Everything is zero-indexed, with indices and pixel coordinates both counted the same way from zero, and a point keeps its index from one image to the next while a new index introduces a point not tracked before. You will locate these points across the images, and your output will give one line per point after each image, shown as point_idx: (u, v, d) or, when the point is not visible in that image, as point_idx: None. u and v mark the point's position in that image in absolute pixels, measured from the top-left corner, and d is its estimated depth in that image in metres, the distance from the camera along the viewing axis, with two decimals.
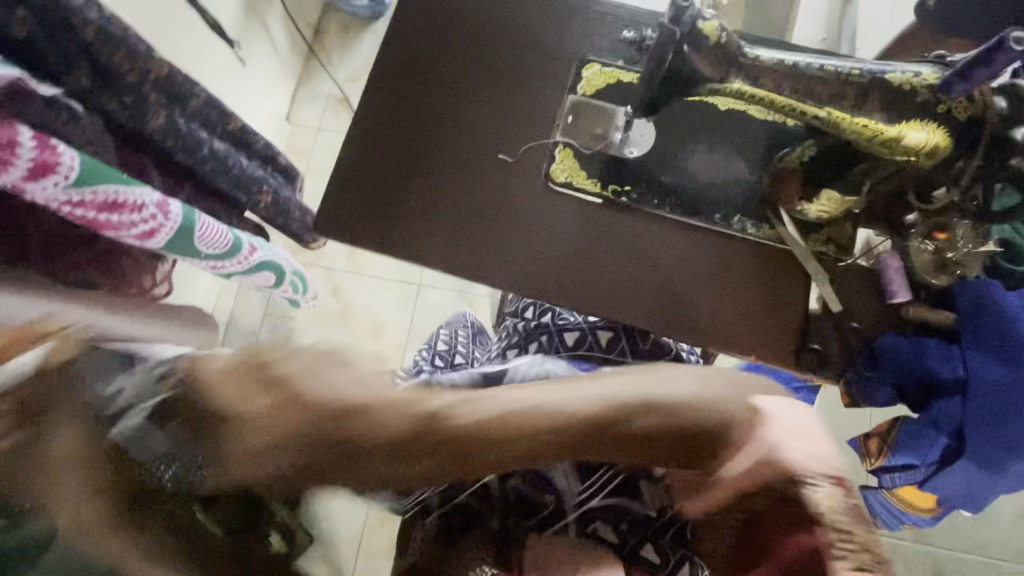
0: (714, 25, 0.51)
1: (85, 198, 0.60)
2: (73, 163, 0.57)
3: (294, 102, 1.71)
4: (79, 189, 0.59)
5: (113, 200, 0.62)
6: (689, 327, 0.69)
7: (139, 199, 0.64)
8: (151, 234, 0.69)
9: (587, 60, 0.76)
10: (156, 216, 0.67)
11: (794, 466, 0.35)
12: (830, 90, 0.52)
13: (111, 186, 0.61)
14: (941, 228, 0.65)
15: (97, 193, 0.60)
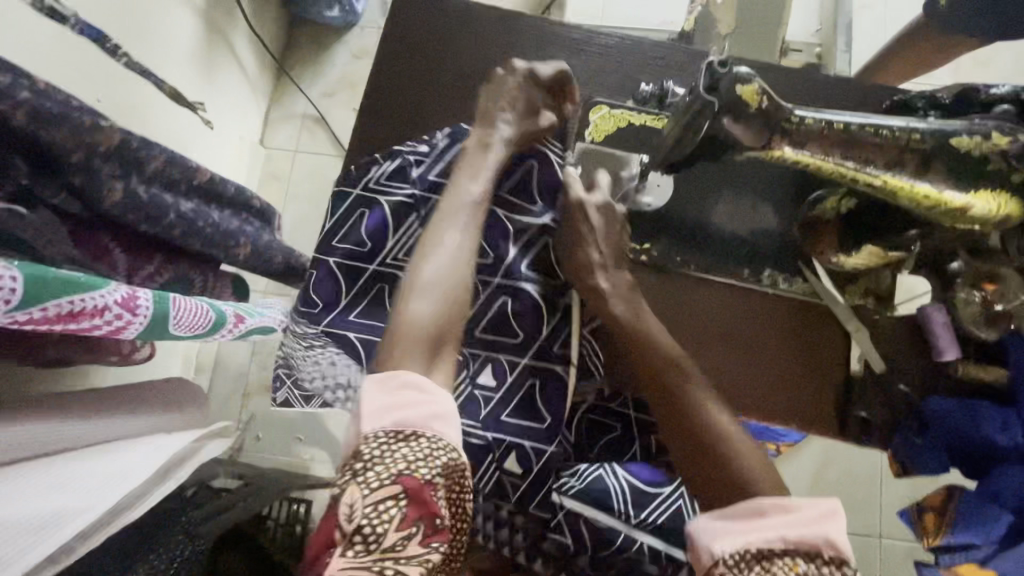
0: (755, 88, 0.44)
1: (39, 315, 0.45)
2: (14, 279, 0.41)
3: (267, 124, 1.61)
4: (25, 308, 0.43)
5: (71, 312, 0.47)
6: (723, 397, 0.64)
7: (102, 301, 0.49)
8: (120, 331, 0.53)
9: (594, 102, 0.68)
10: (126, 315, 0.51)
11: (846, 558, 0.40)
12: (885, 155, 0.46)
13: (69, 296, 0.46)
14: (989, 278, 0.58)
15: (53, 308, 0.45)
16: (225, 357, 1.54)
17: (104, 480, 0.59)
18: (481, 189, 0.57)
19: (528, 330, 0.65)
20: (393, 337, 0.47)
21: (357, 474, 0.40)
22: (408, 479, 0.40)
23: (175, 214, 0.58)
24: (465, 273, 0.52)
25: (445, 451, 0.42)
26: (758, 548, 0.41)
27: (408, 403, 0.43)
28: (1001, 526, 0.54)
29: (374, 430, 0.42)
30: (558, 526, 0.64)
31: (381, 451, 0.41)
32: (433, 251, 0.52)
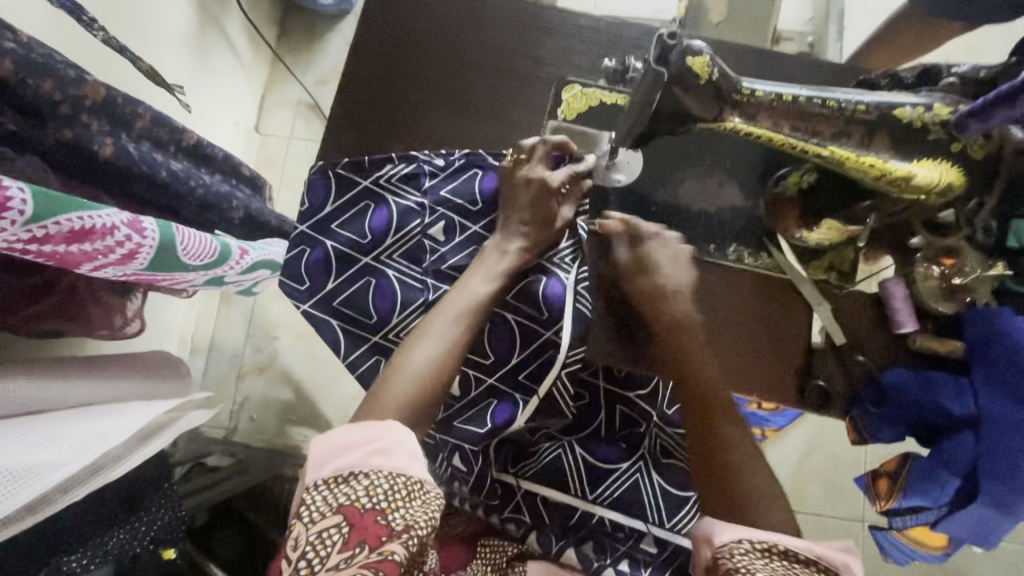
0: (705, 60, 0.46)
1: (48, 232, 0.49)
2: (25, 195, 0.45)
3: (263, 110, 1.63)
4: (39, 223, 0.47)
5: (78, 229, 0.51)
6: None
7: (107, 221, 0.53)
8: (130, 257, 0.57)
9: (566, 80, 0.70)
10: (132, 240, 0.56)
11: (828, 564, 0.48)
12: (833, 126, 0.47)
13: (75, 213, 0.50)
14: (949, 253, 0.59)
15: (62, 224, 0.49)
16: (220, 339, 1.58)
17: (78, 442, 0.61)
18: (491, 289, 0.59)
19: (499, 354, 0.66)
20: (374, 400, 0.50)
21: (300, 512, 0.42)
22: (348, 508, 0.42)
23: (167, 173, 0.64)
24: (458, 359, 0.54)
25: (387, 478, 0.43)
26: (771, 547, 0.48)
27: (352, 446, 0.44)
28: (949, 490, 0.57)
29: (316, 478, 0.44)
30: (517, 505, 0.69)
31: (322, 496, 0.43)
32: (430, 334, 0.55)
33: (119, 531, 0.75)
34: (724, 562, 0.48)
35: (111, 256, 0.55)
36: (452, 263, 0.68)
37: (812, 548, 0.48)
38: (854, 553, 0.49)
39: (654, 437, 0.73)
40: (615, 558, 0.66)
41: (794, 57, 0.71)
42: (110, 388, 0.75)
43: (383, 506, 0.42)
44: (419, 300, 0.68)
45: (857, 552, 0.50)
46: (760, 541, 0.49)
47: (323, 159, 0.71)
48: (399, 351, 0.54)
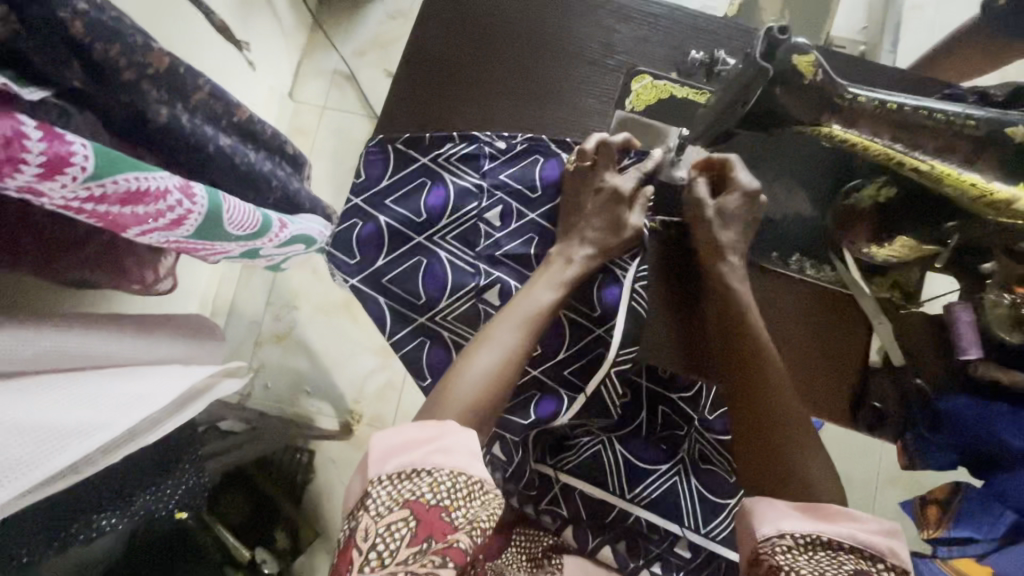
0: (811, 59, 0.44)
1: (104, 190, 0.46)
2: (88, 152, 0.42)
3: (299, 77, 1.61)
4: (95, 181, 0.44)
5: (134, 190, 0.47)
6: None
7: (161, 184, 0.49)
8: (179, 221, 0.55)
9: (638, 70, 0.68)
10: (184, 203, 0.53)
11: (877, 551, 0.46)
12: (937, 139, 0.45)
13: (134, 174, 0.46)
14: (1022, 281, 0.57)
15: (118, 184, 0.46)
16: (240, 304, 1.57)
17: (123, 402, 0.63)
18: (553, 298, 0.61)
19: (549, 347, 0.66)
20: (439, 401, 0.54)
21: (366, 506, 0.46)
22: (414, 503, 0.45)
23: (213, 148, 0.57)
24: (518, 367, 0.57)
25: (449, 476, 0.47)
26: (820, 537, 0.47)
27: (415, 444, 0.49)
28: (1002, 524, 0.56)
29: (380, 473, 0.47)
30: (556, 497, 0.69)
31: (387, 490, 0.46)
32: (494, 341, 0.58)
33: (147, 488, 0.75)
34: (770, 560, 0.47)
35: (160, 220, 0.53)
36: (506, 250, 0.69)
37: (851, 533, 0.47)
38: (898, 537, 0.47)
39: (696, 442, 0.72)
40: (648, 560, 0.67)
41: (874, 64, 0.69)
42: (145, 348, 0.74)
43: (447, 502, 0.46)
44: (473, 285, 0.68)
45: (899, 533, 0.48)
46: (798, 535, 0.48)
47: (383, 133, 0.70)
48: (461, 355, 0.58)
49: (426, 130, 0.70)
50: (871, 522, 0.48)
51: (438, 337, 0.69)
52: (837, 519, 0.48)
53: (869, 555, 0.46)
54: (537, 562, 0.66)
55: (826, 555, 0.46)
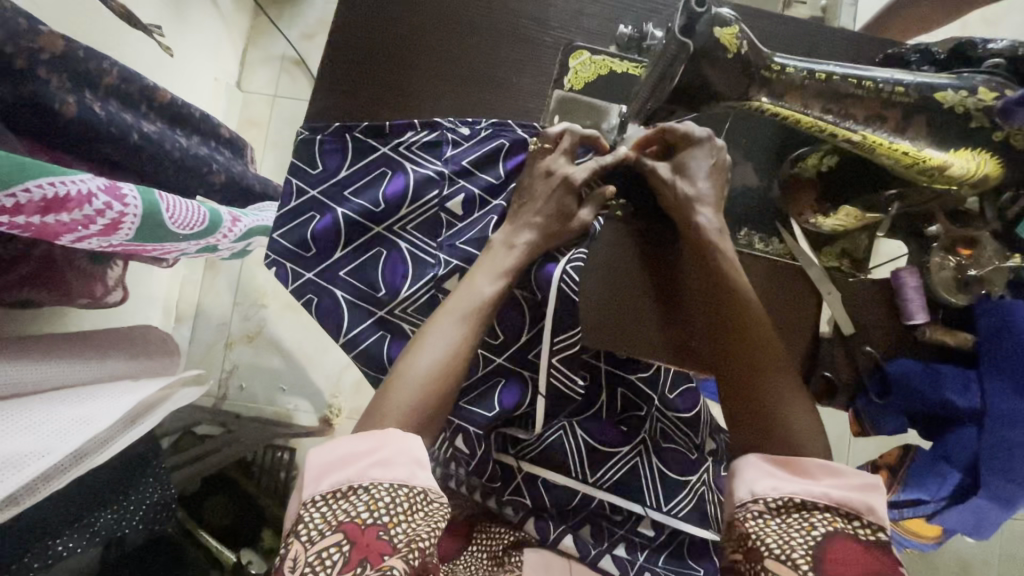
0: (734, 31, 0.42)
1: (20, 199, 0.49)
2: None
3: (245, 65, 1.53)
4: (9, 191, 0.48)
5: (51, 197, 0.51)
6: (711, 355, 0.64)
7: (82, 188, 0.54)
8: (116, 226, 0.59)
9: (575, 46, 0.65)
10: (127, 209, 0.59)
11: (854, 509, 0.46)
12: (869, 108, 0.44)
13: (46, 179, 0.50)
14: (967, 243, 0.57)
15: (37, 191, 0.50)
16: (206, 305, 1.55)
17: (63, 427, 0.62)
18: (496, 289, 0.59)
19: (510, 334, 0.66)
20: (379, 406, 0.53)
21: (303, 527, 0.46)
22: (349, 525, 0.45)
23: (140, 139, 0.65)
24: (462, 364, 0.56)
25: (388, 491, 0.47)
26: (801, 500, 0.47)
27: (351, 459, 0.48)
28: (948, 484, 0.57)
29: (316, 493, 0.48)
30: (518, 486, 0.69)
31: (322, 511, 0.47)
32: (435, 339, 0.56)
33: (107, 512, 0.75)
34: (739, 524, 0.48)
35: (92, 226, 0.57)
36: (467, 238, 0.66)
37: (826, 494, 0.47)
38: (878, 493, 0.47)
39: (656, 420, 0.72)
40: (612, 543, 0.68)
41: (818, 25, 0.67)
42: (86, 369, 0.72)
43: (385, 520, 0.46)
44: (431, 275, 0.66)
45: (881, 488, 0.47)
46: (774, 497, 0.48)
47: (339, 121, 0.67)
48: (401, 355, 0.56)
49: (381, 116, 0.67)
50: (847, 495, 0.47)
51: (398, 330, 0.67)
52: (817, 476, 0.48)
53: (846, 515, 0.47)
54: (498, 560, 0.66)
55: (801, 517, 0.47)
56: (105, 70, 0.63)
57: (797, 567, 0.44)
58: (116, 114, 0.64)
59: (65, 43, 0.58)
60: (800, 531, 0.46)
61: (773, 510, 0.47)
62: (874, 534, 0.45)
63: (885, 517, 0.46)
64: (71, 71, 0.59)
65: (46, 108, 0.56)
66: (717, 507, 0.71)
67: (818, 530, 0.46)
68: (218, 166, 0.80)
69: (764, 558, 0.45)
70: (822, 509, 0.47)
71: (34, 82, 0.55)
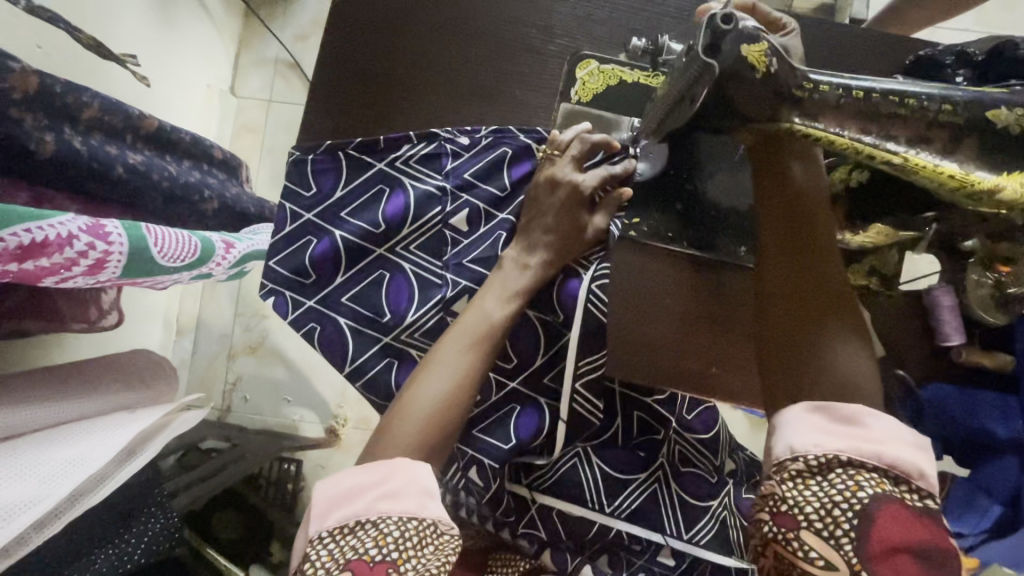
0: (762, 48, 0.38)
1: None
2: None
3: (237, 70, 1.49)
4: None
5: (28, 244, 0.50)
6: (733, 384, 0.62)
7: (62, 230, 0.53)
8: (102, 265, 0.58)
9: (581, 55, 0.61)
10: (107, 247, 0.57)
11: (902, 470, 0.40)
12: (911, 128, 0.40)
13: (22, 226, 0.49)
14: (1007, 260, 0.52)
15: (9, 239, 0.48)
16: (206, 318, 1.53)
17: (56, 469, 0.60)
18: (507, 312, 0.57)
19: (522, 359, 0.63)
20: (386, 437, 0.50)
21: (306, 566, 0.43)
22: (356, 562, 0.42)
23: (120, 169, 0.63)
24: (471, 392, 0.53)
25: (397, 525, 0.44)
26: (847, 458, 0.40)
27: (359, 492, 0.46)
28: (989, 518, 0.54)
29: (321, 530, 0.45)
30: (532, 519, 0.65)
31: (328, 549, 0.44)
32: (444, 366, 0.53)
33: (107, 548, 0.72)
34: (772, 482, 0.42)
35: (76, 268, 0.55)
36: (474, 257, 0.63)
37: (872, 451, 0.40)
38: (929, 454, 0.41)
39: (674, 443, 0.70)
40: (631, 574, 0.65)
41: (840, 27, 0.63)
42: (74, 406, 0.70)
43: (394, 556, 0.43)
44: (438, 296, 0.62)
45: (931, 450, 0.41)
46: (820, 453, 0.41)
47: (330, 139, 0.64)
48: (410, 381, 0.53)
49: (377, 132, 0.64)
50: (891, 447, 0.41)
51: (405, 355, 0.63)
52: (869, 424, 0.41)
53: (893, 478, 0.40)
54: None
55: (844, 475, 0.40)
56: (84, 100, 0.61)
57: (836, 539, 0.39)
58: (98, 147, 0.62)
59: (39, 75, 0.56)
60: (843, 492, 0.39)
61: (812, 470, 0.41)
62: (923, 501, 0.39)
63: (936, 481, 0.40)
64: (46, 105, 0.56)
65: (21, 145, 0.53)
66: (739, 531, 0.68)
67: (865, 495, 0.39)
68: (211, 194, 0.79)
69: (801, 527, 0.40)
70: (870, 474, 0.40)
71: (4, 121, 0.52)
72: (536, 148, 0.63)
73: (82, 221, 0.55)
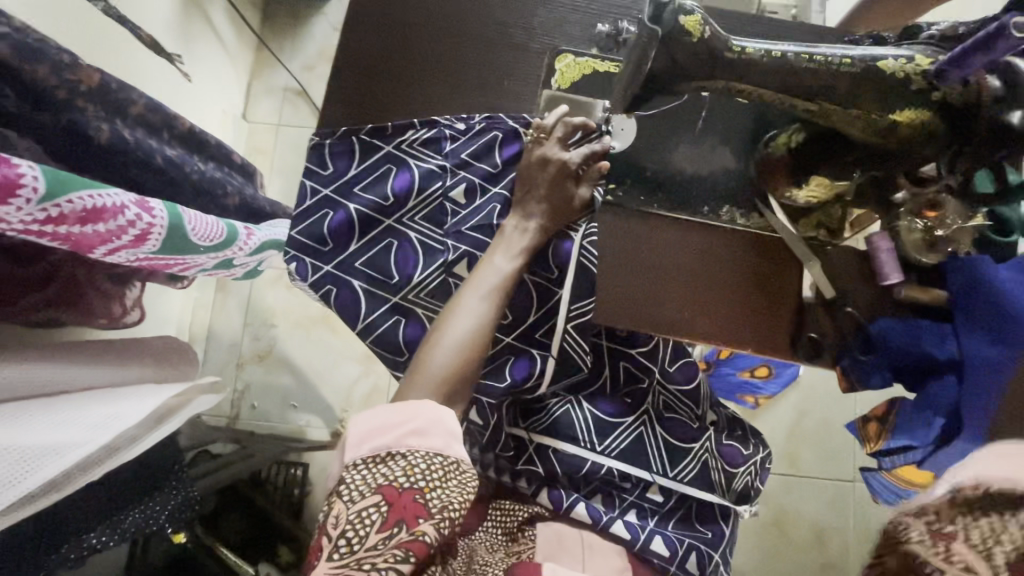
0: (697, 19, 0.48)
1: (62, 210, 0.56)
2: (36, 173, 0.52)
3: (249, 97, 1.62)
4: (55, 202, 0.55)
5: (91, 208, 0.59)
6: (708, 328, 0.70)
7: (117, 201, 0.62)
8: (146, 237, 0.66)
9: (559, 51, 0.73)
10: (151, 220, 0.66)
11: None
12: (821, 80, 0.50)
13: (87, 192, 0.58)
14: (932, 207, 0.61)
15: (75, 203, 0.57)
16: (216, 329, 1.59)
17: (98, 421, 0.66)
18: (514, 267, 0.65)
19: (519, 314, 0.70)
20: (415, 375, 0.57)
21: (342, 490, 0.49)
22: (386, 488, 0.49)
23: (162, 156, 0.72)
24: (487, 335, 0.61)
25: (424, 458, 0.51)
26: None
27: (389, 428, 0.52)
28: (934, 430, 0.60)
29: (356, 458, 0.51)
30: (530, 456, 0.72)
31: (362, 474, 0.50)
32: (463, 313, 0.61)
33: (134, 510, 0.79)
34: None
35: (125, 236, 0.64)
36: (472, 225, 0.72)
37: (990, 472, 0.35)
38: None
39: (658, 393, 0.77)
40: (623, 509, 0.72)
41: (779, 22, 0.74)
42: (110, 374, 0.76)
43: (421, 484, 0.49)
44: (441, 260, 0.71)
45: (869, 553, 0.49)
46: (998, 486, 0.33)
47: (344, 126, 0.74)
48: (434, 328, 0.61)
49: (384, 119, 0.74)
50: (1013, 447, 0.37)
51: (413, 314, 0.71)
52: None
53: None
54: (511, 535, 0.68)
55: None
56: (133, 97, 0.71)
57: None
58: (142, 139, 0.71)
59: (100, 74, 0.66)
60: None
61: None
62: None
63: None
64: (104, 99, 0.66)
65: (82, 131, 0.63)
66: (721, 473, 0.76)
67: None
68: (232, 190, 0.87)
69: None
70: None
71: (70, 111, 0.62)
72: (523, 132, 0.73)
73: (131, 196, 0.64)
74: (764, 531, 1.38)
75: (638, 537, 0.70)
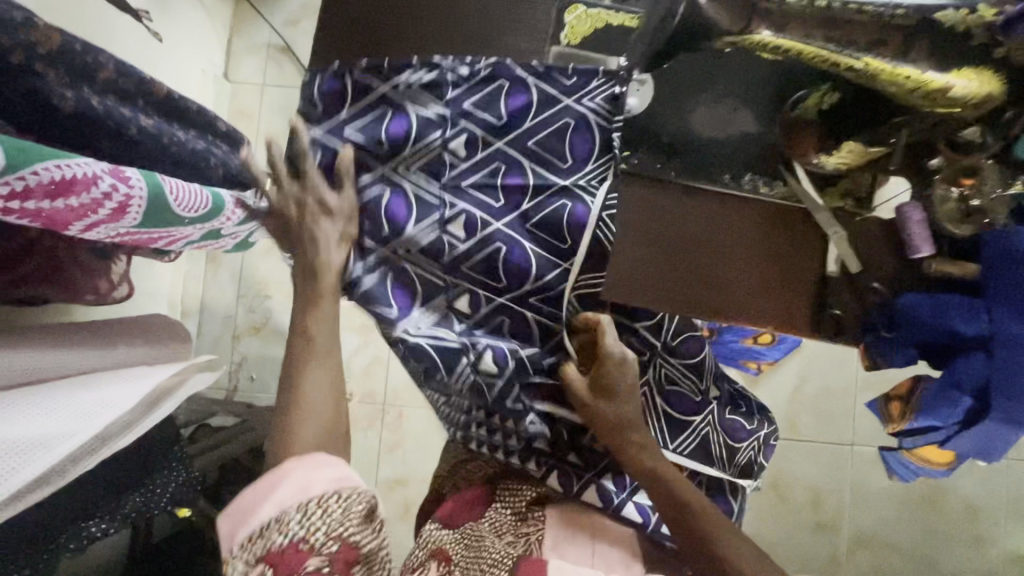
0: None
1: (27, 182, 0.51)
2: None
3: (230, 54, 1.51)
4: (17, 173, 0.50)
5: (60, 179, 0.54)
6: (723, 303, 0.64)
7: (89, 169, 0.56)
8: (124, 207, 0.61)
9: (569, 2, 0.68)
10: (129, 192, 0.61)
11: None
12: (868, 36, 0.45)
13: (54, 162, 0.52)
14: (969, 174, 0.56)
15: (41, 173, 0.52)
16: (209, 300, 1.55)
17: (85, 410, 0.63)
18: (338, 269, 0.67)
19: (510, 283, 0.67)
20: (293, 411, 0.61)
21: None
22: (268, 551, 0.54)
23: (136, 126, 0.67)
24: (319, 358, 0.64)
25: (294, 511, 0.54)
26: None
27: (254, 509, 0.55)
28: (959, 410, 0.58)
29: (232, 549, 0.55)
30: (544, 437, 0.71)
31: (242, 551, 0.55)
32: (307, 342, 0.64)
33: (134, 494, 0.78)
34: None
35: (101, 210, 0.59)
36: (472, 182, 0.66)
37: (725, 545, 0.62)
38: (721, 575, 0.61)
39: (659, 365, 0.74)
40: (633, 490, 0.71)
41: None
42: (98, 358, 0.73)
43: (300, 532, 0.54)
44: (435, 217, 0.67)
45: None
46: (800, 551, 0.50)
47: (338, 61, 0.69)
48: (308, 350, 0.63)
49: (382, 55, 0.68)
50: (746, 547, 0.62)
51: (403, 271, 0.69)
52: None
53: None
54: (521, 514, 0.71)
55: None
56: (101, 60, 0.64)
57: None
58: (114, 107, 0.65)
59: (60, 33, 0.59)
60: None
61: None
62: None
63: None
64: (69, 63, 0.60)
65: (45, 99, 0.58)
66: (723, 447, 0.75)
67: None
68: (217, 159, 0.81)
69: None
70: None
71: (30, 75, 0.56)
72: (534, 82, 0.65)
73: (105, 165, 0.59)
74: (762, 494, 1.40)
75: (649, 521, 0.70)
